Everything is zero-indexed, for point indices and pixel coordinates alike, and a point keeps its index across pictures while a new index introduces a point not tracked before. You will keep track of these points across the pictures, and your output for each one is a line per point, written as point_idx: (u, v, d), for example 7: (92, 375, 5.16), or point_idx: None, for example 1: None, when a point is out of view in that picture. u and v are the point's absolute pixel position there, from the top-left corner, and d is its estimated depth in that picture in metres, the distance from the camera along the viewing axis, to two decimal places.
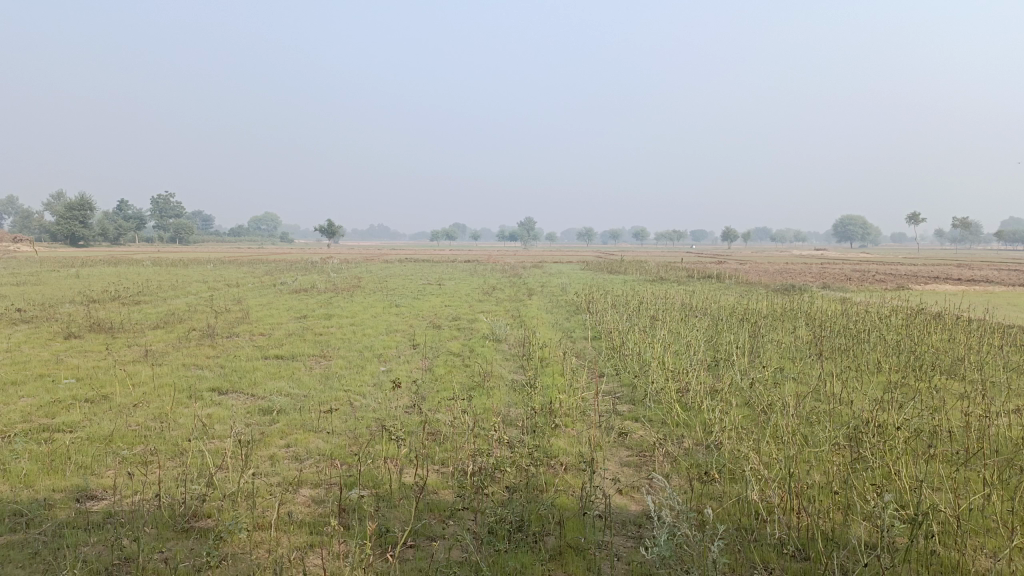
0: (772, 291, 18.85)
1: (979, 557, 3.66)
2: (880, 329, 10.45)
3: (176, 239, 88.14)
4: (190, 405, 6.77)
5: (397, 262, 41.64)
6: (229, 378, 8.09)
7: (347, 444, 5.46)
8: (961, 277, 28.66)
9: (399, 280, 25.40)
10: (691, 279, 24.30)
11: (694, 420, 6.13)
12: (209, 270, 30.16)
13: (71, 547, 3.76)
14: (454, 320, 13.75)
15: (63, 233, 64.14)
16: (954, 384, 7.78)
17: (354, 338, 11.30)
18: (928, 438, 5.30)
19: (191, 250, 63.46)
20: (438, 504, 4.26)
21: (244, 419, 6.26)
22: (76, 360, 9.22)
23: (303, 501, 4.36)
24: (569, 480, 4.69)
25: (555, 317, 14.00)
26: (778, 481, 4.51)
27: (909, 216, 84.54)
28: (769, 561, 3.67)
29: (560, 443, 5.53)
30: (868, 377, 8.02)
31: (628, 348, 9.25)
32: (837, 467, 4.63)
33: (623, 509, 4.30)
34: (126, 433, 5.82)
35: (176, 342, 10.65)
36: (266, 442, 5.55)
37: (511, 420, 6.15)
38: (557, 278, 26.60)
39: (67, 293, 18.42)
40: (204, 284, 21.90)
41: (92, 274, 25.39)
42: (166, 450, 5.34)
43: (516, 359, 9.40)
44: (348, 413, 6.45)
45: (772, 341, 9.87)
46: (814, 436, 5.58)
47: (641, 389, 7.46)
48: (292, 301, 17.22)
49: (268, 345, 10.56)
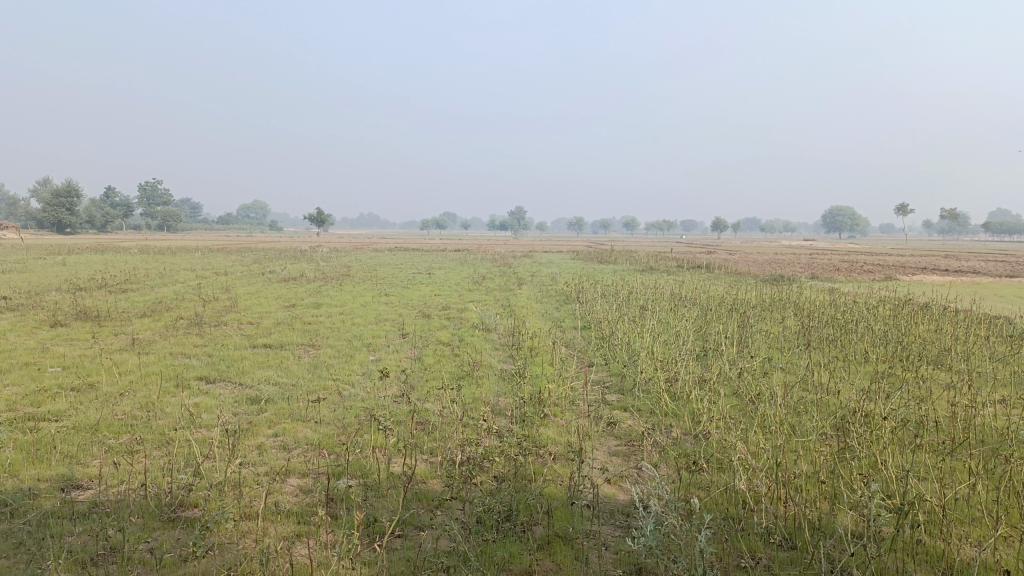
0: (761, 281, 18.90)
1: (963, 546, 3.69)
2: (868, 319, 10.52)
3: (164, 227, 87.57)
4: (178, 394, 6.73)
5: (387, 251, 41.50)
6: (217, 366, 8.06)
7: (335, 433, 5.43)
8: (949, 268, 28.88)
9: (389, 269, 25.35)
10: (681, 268, 24.32)
11: (683, 410, 6.14)
12: (197, 258, 29.99)
13: (56, 537, 3.73)
14: (443, 309, 13.72)
15: (49, 220, 63.55)
16: (941, 374, 7.84)
17: (343, 327, 11.27)
18: (915, 428, 5.34)
19: (180, 238, 63.05)
20: (426, 494, 4.25)
21: (231, 408, 6.23)
22: (62, 348, 9.15)
23: (291, 490, 4.34)
24: (557, 470, 4.69)
25: (545, 306, 14.01)
26: (766, 470, 4.53)
27: (898, 207, 84.90)
28: (756, 550, 3.68)
29: (549, 433, 5.53)
30: (856, 367, 8.06)
31: (618, 337, 9.26)
32: (825, 456, 4.65)
33: (612, 498, 4.31)
34: (112, 422, 5.78)
35: (163, 331, 10.58)
36: (253, 431, 5.52)
37: (501, 410, 6.14)
38: (548, 268, 26.59)
39: (53, 281, 18.26)
40: (192, 272, 21.78)
41: (79, 261, 25.22)
42: (153, 439, 5.31)
43: (505, 348, 9.40)
44: (336, 402, 6.43)
45: (761, 331, 9.90)
46: (802, 426, 5.60)
47: (630, 379, 7.47)
48: (281, 290, 17.14)
49: (256, 333, 10.51)
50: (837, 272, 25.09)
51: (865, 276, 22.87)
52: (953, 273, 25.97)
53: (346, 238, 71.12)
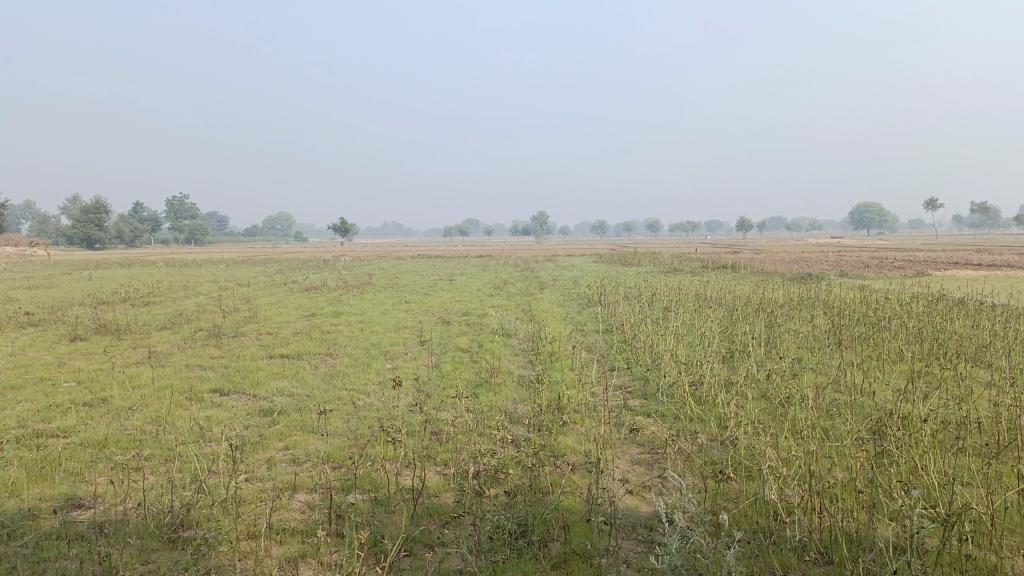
0: (787, 280, 18.48)
1: (1017, 559, 3.40)
2: (900, 316, 10.17)
3: (191, 241, 88.64)
4: (190, 407, 6.59)
5: (409, 258, 41.54)
6: (231, 378, 7.93)
7: (347, 445, 5.26)
8: (982, 262, 28.16)
9: (411, 276, 25.28)
10: (705, 269, 23.99)
11: (709, 414, 5.89)
12: (222, 269, 30.15)
13: (49, 560, 3.56)
14: (463, 315, 13.52)
15: (79, 236, 64.58)
16: (980, 370, 7.51)
17: (362, 335, 11.13)
18: (956, 430, 5.04)
19: (206, 250, 63.85)
20: (438, 509, 4.05)
21: (243, 421, 6.08)
22: (79, 363, 9.08)
23: (298, 507, 4.17)
24: (576, 481, 4.46)
25: (566, 310, 13.78)
26: (797, 478, 4.27)
27: (926, 202, 83.52)
28: (789, 566, 3.43)
29: (567, 441, 5.31)
30: (890, 366, 7.75)
31: (641, 340, 9.01)
32: (861, 463, 4.38)
33: (634, 511, 4.07)
34: (121, 438, 5.65)
35: (181, 343, 10.51)
36: (263, 445, 5.36)
37: (518, 418, 5.92)
38: (571, 272, 26.31)
39: (77, 295, 18.39)
40: (215, 284, 21.85)
41: (104, 276, 25.47)
42: (161, 456, 5.18)
43: (525, 353, 9.19)
44: (350, 413, 6.25)
45: (789, 331, 9.59)
46: (837, 431, 5.32)
47: (653, 383, 7.22)
48: (302, 299, 17.08)
49: (274, 344, 10.41)
50: (867, 269, 24.56)
51: (895, 272, 22.38)
52: (987, 266, 25.39)
53: (370, 249, 71.40)
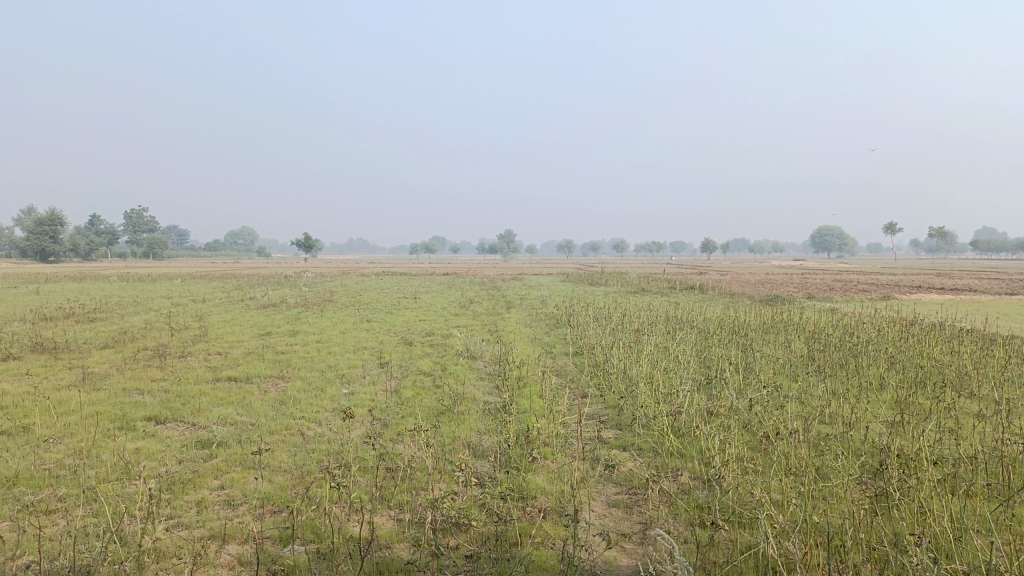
0: (759, 302, 18.24)
1: None
2: (879, 342, 9.85)
3: (150, 256, 86.60)
4: (118, 439, 5.94)
5: (372, 275, 40.80)
6: (170, 403, 7.28)
7: (290, 485, 4.68)
8: (945, 286, 28.29)
9: (374, 294, 24.63)
10: (673, 290, 23.77)
11: (691, 449, 5.43)
12: (175, 283, 29.10)
13: None
14: (426, 336, 12.94)
15: (32, 248, 62.41)
16: (965, 401, 7.18)
17: (319, 357, 10.51)
18: (958, 470, 4.63)
19: (162, 264, 62.22)
20: (389, 566, 3.51)
21: (177, 454, 5.47)
22: (6, 385, 8.33)
23: (227, 562, 3.60)
24: (549, 530, 3.95)
25: (533, 332, 13.25)
26: (795, 529, 3.81)
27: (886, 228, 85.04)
28: None
29: (538, 480, 4.80)
30: (875, 396, 7.36)
31: (612, 365, 8.54)
32: (866, 510, 3.94)
33: (613, 566, 3.57)
34: (34, 474, 5.00)
35: (122, 364, 9.77)
36: (195, 483, 4.76)
37: (483, 453, 5.40)
38: (538, 291, 25.86)
39: (18, 310, 17.38)
40: (167, 300, 20.95)
41: (53, 290, 24.24)
42: (77, 496, 4.57)
43: (490, 378, 8.67)
44: (298, 445, 5.67)
45: (766, 356, 9.21)
46: (830, 470, 4.91)
47: (627, 412, 6.78)
48: (257, 317, 16.33)
49: (223, 365, 9.75)
50: (833, 291, 24.54)
51: (862, 295, 22.37)
52: (950, 290, 25.65)
53: (331, 263, 69.93)
